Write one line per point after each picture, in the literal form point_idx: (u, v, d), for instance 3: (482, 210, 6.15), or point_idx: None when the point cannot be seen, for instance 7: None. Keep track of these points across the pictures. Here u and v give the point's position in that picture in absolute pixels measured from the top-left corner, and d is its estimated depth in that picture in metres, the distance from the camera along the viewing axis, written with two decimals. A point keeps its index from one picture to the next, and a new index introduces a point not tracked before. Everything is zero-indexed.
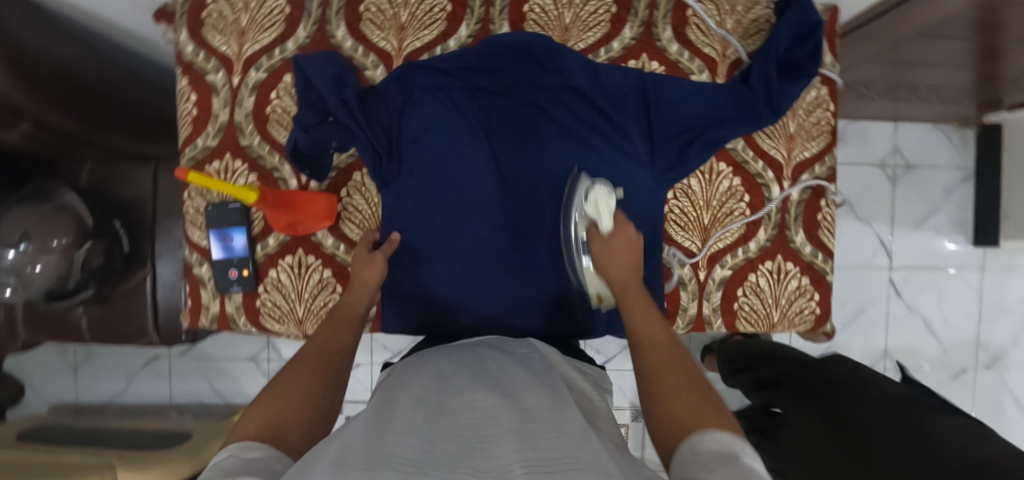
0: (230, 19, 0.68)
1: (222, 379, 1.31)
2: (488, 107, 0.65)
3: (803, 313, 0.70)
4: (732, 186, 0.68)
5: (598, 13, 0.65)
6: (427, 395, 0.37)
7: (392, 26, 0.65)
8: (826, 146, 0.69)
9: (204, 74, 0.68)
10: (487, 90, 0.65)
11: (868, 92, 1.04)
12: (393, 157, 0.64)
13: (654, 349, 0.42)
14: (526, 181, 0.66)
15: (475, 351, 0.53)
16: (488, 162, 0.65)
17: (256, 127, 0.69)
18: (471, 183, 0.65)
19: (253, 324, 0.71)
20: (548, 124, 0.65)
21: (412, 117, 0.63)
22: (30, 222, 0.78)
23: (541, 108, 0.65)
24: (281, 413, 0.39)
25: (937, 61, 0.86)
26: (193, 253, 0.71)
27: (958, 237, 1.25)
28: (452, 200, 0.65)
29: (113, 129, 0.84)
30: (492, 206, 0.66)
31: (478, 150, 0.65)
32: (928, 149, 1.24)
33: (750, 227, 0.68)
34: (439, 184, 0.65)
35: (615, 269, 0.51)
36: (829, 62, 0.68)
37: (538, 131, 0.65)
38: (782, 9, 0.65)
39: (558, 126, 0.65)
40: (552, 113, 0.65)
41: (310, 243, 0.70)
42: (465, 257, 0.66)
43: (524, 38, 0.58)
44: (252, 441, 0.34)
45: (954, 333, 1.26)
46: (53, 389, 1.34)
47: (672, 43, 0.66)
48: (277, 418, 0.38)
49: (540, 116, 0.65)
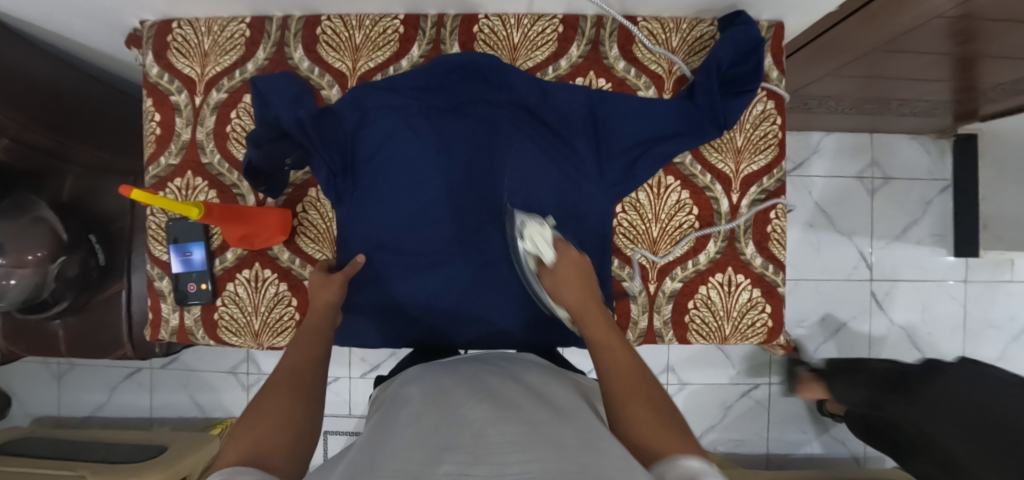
0: (194, 42, 0.64)
1: (203, 391, 1.24)
2: (440, 125, 0.62)
3: (755, 325, 0.64)
4: (680, 200, 0.63)
5: (546, 32, 0.63)
6: (426, 426, 0.36)
7: (347, 47, 0.63)
8: (774, 158, 0.64)
9: (169, 95, 0.65)
10: (441, 109, 0.62)
11: (841, 106, 1.04)
12: (348, 174, 0.62)
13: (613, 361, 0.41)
14: (477, 201, 0.63)
15: (452, 377, 0.50)
16: (442, 182, 0.62)
17: (217, 145, 0.64)
18: (426, 202, 0.63)
19: (212, 339, 0.65)
20: (502, 142, 0.62)
21: (367, 136, 0.61)
22: (5, 233, 0.76)
23: (494, 126, 0.62)
24: (257, 443, 0.35)
25: (906, 76, 0.86)
26: (153, 268, 0.65)
27: (939, 249, 1.25)
28: (408, 220, 0.63)
29: (94, 145, 0.82)
30: (447, 227, 0.63)
31: (432, 170, 0.62)
32: (907, 160, 1.24)
33: (699, 238, 0.64)
34: (395, 203, 0.62)
35: (572, 297, 0.48)
36: (774, 77, 0.64)
37: (492, 150, 0.63)
38: (725, 25, 0.62)
39: (513, 143, 0.62)
40: (505, 131, 0.62)
41: (267, 258, 0.64)
42: (427, 277, 0.63)
43: (474, 58, 0.59)
44: (240, 466, 0.31)
45: (939, 346, 1.25)
46: (34, 402, 1.28)
47: (619, 61, 0.63)
48: (260, 442, 0.35)
49: (492, 135, 0.62)
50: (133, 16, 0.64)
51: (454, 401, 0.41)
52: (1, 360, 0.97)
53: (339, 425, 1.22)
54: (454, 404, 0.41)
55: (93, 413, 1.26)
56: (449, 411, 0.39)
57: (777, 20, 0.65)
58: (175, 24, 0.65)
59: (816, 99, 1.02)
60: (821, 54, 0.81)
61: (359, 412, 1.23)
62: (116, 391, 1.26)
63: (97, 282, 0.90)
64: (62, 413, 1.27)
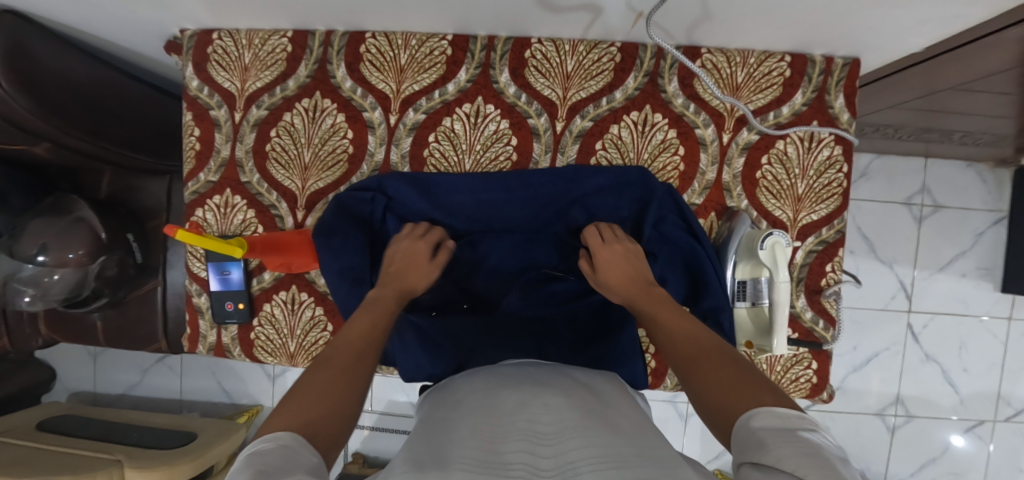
0: (235, 55, 0.62)
1: (230, 379, 1.28)
2: (432, 234, 0.58)
3: (798, 381, 0.61)
4: (832, 155, 0.59)
5: (601, 61, 0.59)
6: (468, 409, 0.41)
7: (392, 68, 0.61)
8: (837, 208, 0.60)
9: (209, 110, 0.63)
10: (490, 241, 0.62)
11: (897, 133, 0.96)
12: (451, 273, 0.63)
13: (323, 376, 0.38)
14: (528, 244, 0.62)
15: (496, 373, 0.49)
16: (502, 245, 0.62)
17: (256, 163, 0.63)
18: (489, 242, 0.62)
19: (247, 357, 0.66)
20: (494, 239, 0.62)
21: (471, 260, 0.63)
22: (49, 235, 0.78)
23: (485, 215, 0.62)
24: (315, 419, 0.34)
25: (984, 112, 0.78)
26: (192, 284, 0.65)
27: (984, 283, 1.19)
28: (499, 243, 0.62)
29: (130, 149, 0.80)
30: (516, 249, 0.62)
31: (481, 244, 0.62)
32: (960, 189, 1.17)
33: (834, 208, 0.60)
34: (487, 257, 0.62)
35: None
36: (847, 120, 0.59)
37: (488, 252, 0.62)
38: (749, 159, 0.60)
39: (521, 241, 0.62)
40: (508, 257, 0.62)
41: (303, 280, 0.63)
42: (515, 268, 0.63)
43: (463, 269, 0.63)
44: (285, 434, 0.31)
45: (973, 383, 1.20)
46: (73, 378, 1.33)
47: (678, 96, 0.59)
48: (305, 415, 0.34)
49: (526, 248, 0.62)
50: (172, 25, 0.61)
51: (507, 391, 0.43)
52: (42, 344, 1.00)
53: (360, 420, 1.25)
54: (498, 388, 0.45)
55: (125, 391, 1.32)
56: (503, 396, 0.42)
57: (854, 58, 0.59)
58: (215, 35, 0.62)
59: (872, 125, 0.94)
60: (891, 88, 0.73)
61: (379, 408, 1.25)
62: (148, 373, 1.31)
63: (132, 279, 0.89)
64: (98, 390, 1.32)
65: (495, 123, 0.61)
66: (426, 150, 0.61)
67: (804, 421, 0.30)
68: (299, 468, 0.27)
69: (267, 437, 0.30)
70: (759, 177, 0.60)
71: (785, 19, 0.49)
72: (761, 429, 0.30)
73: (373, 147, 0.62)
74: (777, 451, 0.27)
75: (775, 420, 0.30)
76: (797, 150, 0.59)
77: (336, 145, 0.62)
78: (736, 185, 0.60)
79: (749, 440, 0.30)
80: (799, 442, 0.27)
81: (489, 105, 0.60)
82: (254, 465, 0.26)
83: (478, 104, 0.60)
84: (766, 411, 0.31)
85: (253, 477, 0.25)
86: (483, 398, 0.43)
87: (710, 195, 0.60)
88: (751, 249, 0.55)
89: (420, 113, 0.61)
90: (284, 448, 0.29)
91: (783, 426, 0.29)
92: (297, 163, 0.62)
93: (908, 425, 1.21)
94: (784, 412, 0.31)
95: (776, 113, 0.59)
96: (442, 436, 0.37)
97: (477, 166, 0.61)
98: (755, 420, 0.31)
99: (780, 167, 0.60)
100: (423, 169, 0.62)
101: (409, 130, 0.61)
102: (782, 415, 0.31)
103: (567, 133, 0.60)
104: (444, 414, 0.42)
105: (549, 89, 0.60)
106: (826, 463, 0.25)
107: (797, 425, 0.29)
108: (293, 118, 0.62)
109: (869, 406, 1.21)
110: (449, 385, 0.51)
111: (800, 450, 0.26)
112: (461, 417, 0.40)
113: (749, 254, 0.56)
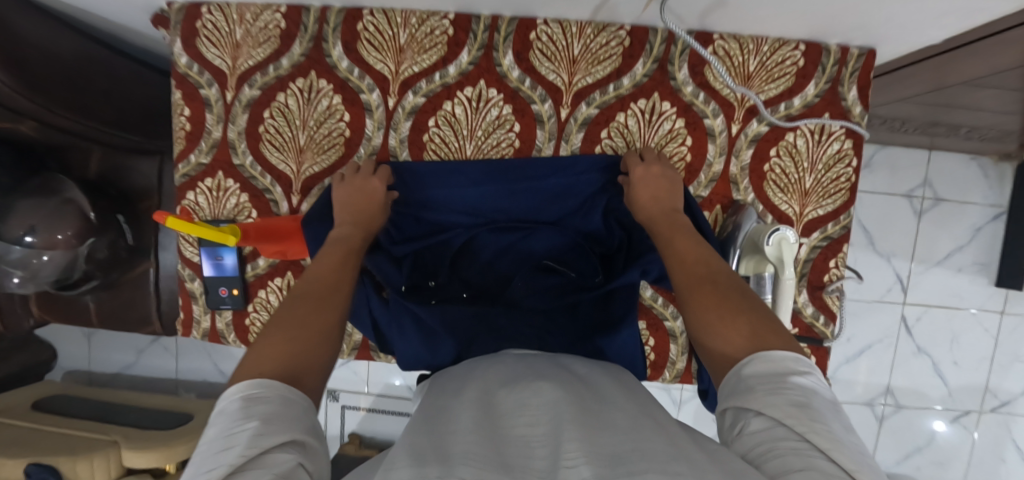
0: (225, 31, 0.59)
1: (226, 359, 1.27)
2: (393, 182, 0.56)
3: None
4: (841, 149, 0.58)
5: (609, 45, 0.57)
6: (468, 403, 0.40)
7: (390, 48, 0.58)
8: (843, 203, 0.59)
9: (199, 89, 0.60)
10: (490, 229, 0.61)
11: (904, 126, 0.94)
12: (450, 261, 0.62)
13: (299, 322, 0.38)
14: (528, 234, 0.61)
15: (494, 367, 0.48)
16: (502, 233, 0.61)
17: (249, 145, 0.61)
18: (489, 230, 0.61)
19: (243, 343, 0.65)
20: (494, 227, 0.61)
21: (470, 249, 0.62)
22: (35, 216, 0.75)
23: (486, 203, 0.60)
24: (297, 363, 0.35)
25: (994, 108, 0.76)
26: (185, 269, 0.64)
27: (979, 278, 1.20)
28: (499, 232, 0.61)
29: (118, 127, 0.76)
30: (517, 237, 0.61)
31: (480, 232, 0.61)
32: (962, 184, 1.17)
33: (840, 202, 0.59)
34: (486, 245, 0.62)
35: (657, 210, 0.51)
36: (859, 113, 0.58)
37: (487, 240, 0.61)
38: (757, 150, 0.58)
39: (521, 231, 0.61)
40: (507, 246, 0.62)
41: (299, 267, 0.62)
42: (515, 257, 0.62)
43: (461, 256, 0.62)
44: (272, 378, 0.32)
45: (962, 376, 1.23)
46: (66, 357, 1.32)
47: (687, 84, 0.57)
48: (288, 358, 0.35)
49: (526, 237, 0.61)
50: None
51: (507, 388, 0.42)
52: (34, 325, 0.98)
53: (356, 402, 1.26)
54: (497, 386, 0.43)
55: (121, 370, 1.32)
56: (503, 398, 0.40)
57: (870, 48, 0.57)
58: (203, 8, 0.59)
59: (880, 118, 0.92)
60: (903, 81, 0.71)
61: (375, 391, 1.25)
62: (143, 352, 1.30)
63: (124, 260, 0.87)
64: (93, 368, 1.32)
65: (497, 109, 0.58)
66: (425, 135, 0.59)
67: (800, 364, 0.32)
68: (298, 424, 0.29)
69: (259, 381, 0.31)
70: (767, 170, 0.59)
71: (803, 7, 0.47)
72: (750, 378, 0.32)
73: (370, 131, 0.60)
74: (763, 398, 0.30)
75: (772, 363, 0.32)
76: (806, 143, 0.58)
77: (333, 128, 0.60)
78: (743, 178, 0.59)
79: (739, 386, 0.32)
80: (785, 389, 0.30)
81: (492, 89, 0.58)
82: (260, 414, 0.28)
83: (480, 88, 0.58)
84: (765, 353, 0.33)
85: (269, 426, 0.27)
86: (482, 393, 0.42)
87: (716, 187, 0.59)
88: (755, 245, 0.54)
89: (420, 96, 0.59)
90: (285, 399, 0.30)
91: (773, 372, 0.31)
92: (291, 146, 0.60)
93: (896, 414, 1.24)
94: (784, 355, 0.32)
95: (787, 104, 0.58)
96: (444, 431, 0.35)
97: (478, 153, 0.60)
98: (749, 368, 0.33)
99: (789, 160, 0.58)
100: (422, 155, 0.60)
101: (408, 114, 0.59)
102: (775, 358, 0.32)
103: (572, 121, 0.58)
104: (443, 407, 0.41)
105: (554, 74, 0.58)
106: (810, 408, 0.28)
107: (791, 367, 0.31)
108: (287, 99, 0.60)
109: (859, 395, 1.23)
110: (446, 378, 0.49)
111: (786, 397, 0.29)
112: (461, 411, 0.39)
113: (754, 250, 0.55)
